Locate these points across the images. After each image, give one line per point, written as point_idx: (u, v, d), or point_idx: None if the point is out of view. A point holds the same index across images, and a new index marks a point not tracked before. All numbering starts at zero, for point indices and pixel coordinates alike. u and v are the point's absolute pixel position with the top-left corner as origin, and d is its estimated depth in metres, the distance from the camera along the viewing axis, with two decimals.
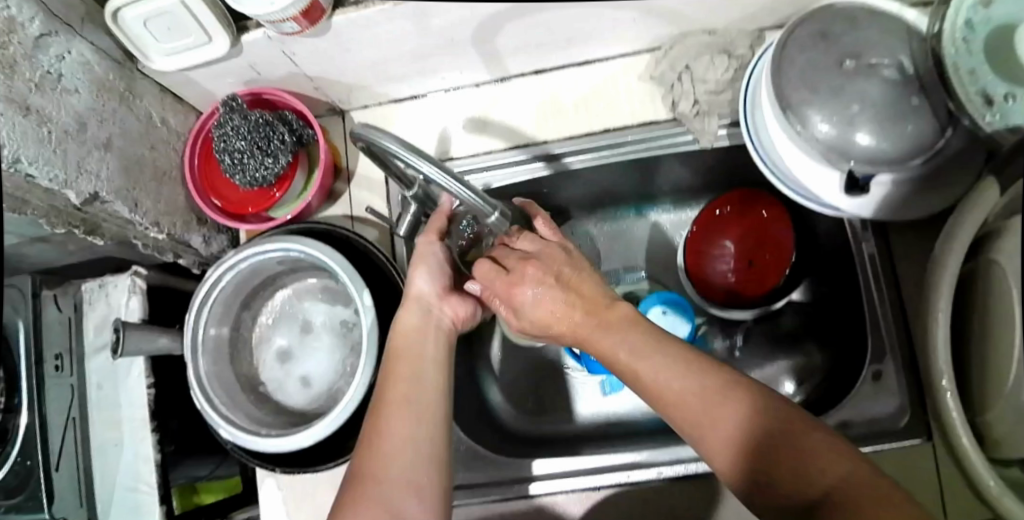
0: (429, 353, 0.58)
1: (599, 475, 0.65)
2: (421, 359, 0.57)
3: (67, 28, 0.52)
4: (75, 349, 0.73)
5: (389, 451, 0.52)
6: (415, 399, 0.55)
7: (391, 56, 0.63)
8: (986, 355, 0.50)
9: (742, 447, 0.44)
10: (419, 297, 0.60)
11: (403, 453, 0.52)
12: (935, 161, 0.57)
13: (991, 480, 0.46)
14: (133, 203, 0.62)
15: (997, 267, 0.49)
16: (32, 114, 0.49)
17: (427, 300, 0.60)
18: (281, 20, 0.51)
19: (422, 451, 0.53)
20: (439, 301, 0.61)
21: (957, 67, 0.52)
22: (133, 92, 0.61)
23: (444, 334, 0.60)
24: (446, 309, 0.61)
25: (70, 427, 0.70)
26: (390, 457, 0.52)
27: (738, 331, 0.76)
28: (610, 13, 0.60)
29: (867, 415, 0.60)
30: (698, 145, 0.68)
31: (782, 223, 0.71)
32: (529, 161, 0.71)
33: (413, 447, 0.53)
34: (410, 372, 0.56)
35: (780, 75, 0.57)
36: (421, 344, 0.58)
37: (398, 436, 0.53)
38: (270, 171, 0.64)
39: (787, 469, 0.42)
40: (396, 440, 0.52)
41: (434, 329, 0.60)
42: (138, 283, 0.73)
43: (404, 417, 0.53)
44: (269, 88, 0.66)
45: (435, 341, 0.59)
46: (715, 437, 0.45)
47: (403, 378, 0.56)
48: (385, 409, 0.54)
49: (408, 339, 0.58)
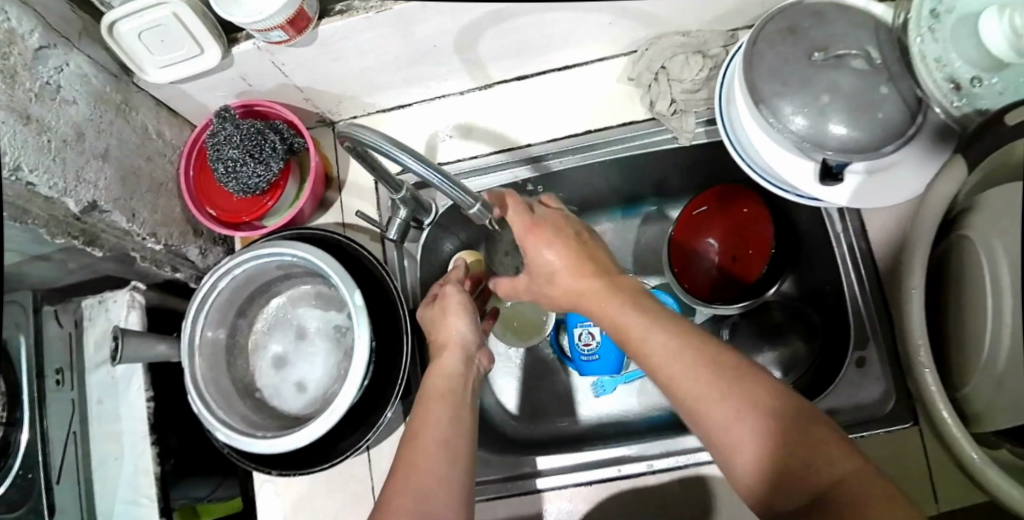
0: (455, 372, 0.58)
1: (591, 470, 0.68)
2: (451, 375, 0.58)
3: (65, 42, 0.55)
4: (75, 364, 0.73)
5: (429, 441, 0.52)
6: (453, 401, 0.56)
7: (377, 65, 0.65)
8: (962, 335, 0.50)
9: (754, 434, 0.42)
10: (461, 342, 0.60)
11: (437, 451, 0.51)
12: (909, 146, 0.59)
13: (975, 453, 0.45)
14: (131, 212, 0.64)
15: (968, 242, 0.49)
16: (33, 123, 0.51)
17: (468, 346, 0.61)
18: (269, 29, 0.54)
19: (458, 452, 0.52)
20: (476, 348, 0.62)
21: (924, 55, 0.54)
22: (129, 105, 0.64)
23: (477, 383, 0.60)
24: (482, 357, 0.62)
25: (70, 440, 0.71)
26: (427, 446, 0.51)
27: (725, 326, 0.78)
28: (585, 17, 0.62)
29: (852, 401, 0.63)
30: (680, 143, 0.71)
31: (760, 217, 0.73)
32: (517, 165, 0.74)
33: (449, 444, 0.52)
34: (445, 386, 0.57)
35: (751, 70, 0.59)
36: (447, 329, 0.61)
37: (440, 429, 0.53)
38: (262, 179, 0.65)
39: (800, 459, 0.41)
40: (437, 432, 0.52)
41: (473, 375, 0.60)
42: (137, 298, 0.74)
43: (439, 413, 0.54)
44: (262, 100, 0.68)
45: (463, 367, 0.59)
46: (726, 415, 0.43)
47: (447, 379, 0.58)
48: (427, 406, 0.55)
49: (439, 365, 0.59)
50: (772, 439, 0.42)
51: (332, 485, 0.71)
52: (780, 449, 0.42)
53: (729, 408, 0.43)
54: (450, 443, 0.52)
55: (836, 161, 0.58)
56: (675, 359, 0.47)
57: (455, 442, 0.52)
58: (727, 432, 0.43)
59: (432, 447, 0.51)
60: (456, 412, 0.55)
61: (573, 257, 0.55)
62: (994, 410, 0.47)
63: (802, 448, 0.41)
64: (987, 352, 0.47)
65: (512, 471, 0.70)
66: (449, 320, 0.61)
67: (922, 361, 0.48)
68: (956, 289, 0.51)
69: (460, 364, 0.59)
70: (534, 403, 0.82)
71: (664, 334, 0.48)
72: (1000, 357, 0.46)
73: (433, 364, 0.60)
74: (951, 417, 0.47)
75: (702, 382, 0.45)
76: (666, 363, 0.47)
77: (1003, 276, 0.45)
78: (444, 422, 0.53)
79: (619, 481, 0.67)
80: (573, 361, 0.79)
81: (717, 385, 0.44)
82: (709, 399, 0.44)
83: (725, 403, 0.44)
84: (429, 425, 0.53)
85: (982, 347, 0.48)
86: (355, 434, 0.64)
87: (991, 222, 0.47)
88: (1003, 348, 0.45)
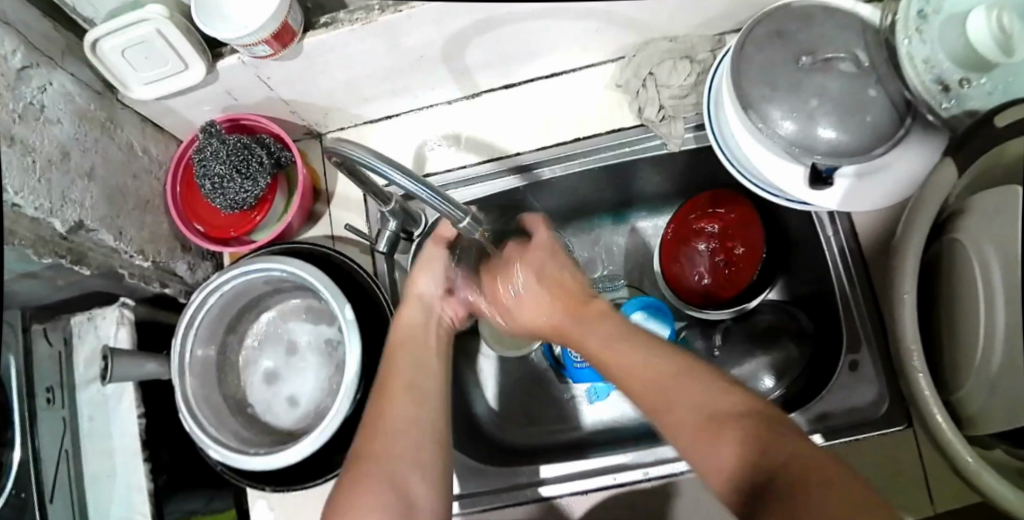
0: (427, 344, 0.63)
1: (588, 479, 0.67)
2: (423, 350, 0.62)
3: (48, 61, 0.55)
4: (65, 381, 0.72)
5: (398, 462, 0.53)
6: (420, 392, 0.58)
7: (362, 77, 0.65)
8: (956, 340, 0.50)
9: (726, 435, 0.44)
10: (422, 297, 0.65)
11: (404, 435, 0.55)
12: (899, 148, 0.58)
13: (970, 457, 0.44)
14: (118, 230, 0.63)
15: (959, 246, 0.49)
16: (17, 144, 0.50)
17: (429, 299, 0.66)
18: (253, 44, 0.53)
19: (436, 443, 0.56)
20: (441, 301, 0.67)
21: (912, 56, 0.53)
22: (114, 122, 0.64)
23: (444, 331, 0.66)
24: (446, 309, 0.67)
25: (62, 459, 0.69)
26: (395, 465, 0.53)
27: (717, 331, 0.78)
28: (572, 25, 0.62)
29: (846, 405, 0.63)
30: (667, 149, 0.70)
31: (749, 220, 0.74)
32: (505, 174, 0.73)
33: (416, 427, 0.56)
34: (410, 363, 0.60)
35: (739, 76, 0.58)
36: (419, 349, 0.62)
37: (409, 447, 0.55)
38: (250, 195, 0.65)
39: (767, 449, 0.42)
40: (400, 421, 0.56)
41: (436, 325, 0.65)
42: (127, 314, 0.74)
43: (405, 400, 0.57)
44: (247, 113, 0.68)
45: (435, 334, 0.65)
46: (684, 416, 0.46)
47: (418, 352, 0.62)
48: (389, 394, 0.57)
49: (409, 331, 0.63)
50: (737, 436, 0.43)
51: (326, 500, 0.70)
52: (752, 443, 0.43)
53: (687, 408, 0.47)
54: (428, 424, 0.57)
55: (825, 166, 0.58)
56: (636, 366, 0.51)
57: (426, 462, 0.55)
58: (699, 433, 0.45)
59: (400, 433, 0.55)
60: (429, 433, 0.57)
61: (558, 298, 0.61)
62: (988, 412, 0.47)
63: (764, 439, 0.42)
64: (982, 357, 0.46)
65: (505, 483, 0.69)
66: (418, 274, 0.66)
67: (915, 365, 0.47)
68: (948, 294, 0.51)
69: (421, 314, 0.65)
70: (529, 410, 0.82)
71: (626, 349, 0.52)
72: (993, 363, 0.45)
73: (397, 317, 0.65)
74: (946, 422, 0.45)
75: (663, 389, 0.48)
76: (631, 369, 0.51)
77: (996, 285, 0.45)
78: (410, 440, 0.55)
79: (614, 489, 0.66)
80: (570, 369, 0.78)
81: (677, 384, 0.48)
82: (665, 403, 0.48)
83: (681, 403, 0.47)
84: (394, 446, 0.54)
85: (976, 351, 0.47)
86: (350, 449, 0.63)
87: (982, 226, 0.47)
88: (996, 352, 0.45)
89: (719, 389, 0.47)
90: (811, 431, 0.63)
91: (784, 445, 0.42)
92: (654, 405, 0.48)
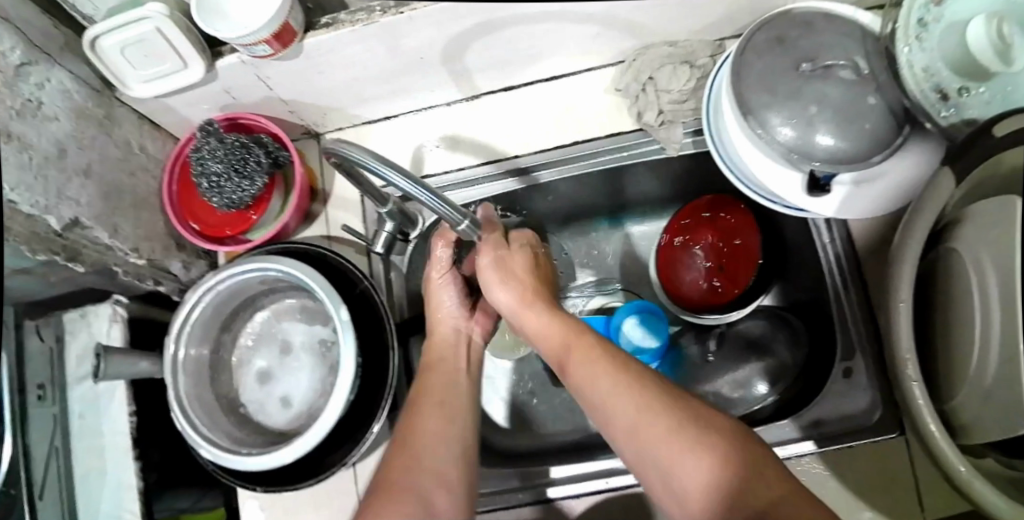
0: (460, 366, 0.63)
1: (579, 482, 0.67)
2: (455, 371, 0.62)
3: (47, 58, 0.55)
4: (56, 379, 0.72)
5: (423, 472, 0.53)
6: (452, 409, 0.59)
7: (361, 78, 0.65)
8: (951, 349, 0.50)
9: (699, 463, 0.43)
10: (450, 316, 0.65)
11: (432, 447, 0.55)
12: (897, 156, 0.58)
13: (962, 465, 0.43)
14: (113, 227, 0.63)
15: (956, 256, 0.49)
16: (13, 140, 0.50)
17: (457, 319, 0.65)
18: (253, 44, 0.53)
19: (467, 459, 0.57)
20: (467, 321, 0.66)
21: (912, 65, 0.53)
22: (111, 119, 0.63)
23: (474, 352, 0.66)
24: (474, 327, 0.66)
25: (53, 455, 0.69)
26: (421, 475, 0.53)
27: (711, 336, 0.77)
28: (572, 29, 0.62)
29: (838, 413, 0.63)
30: (666, 153, 0.71)
31: (748, 226, 0.73)
32: (502, 177, 0.73)
33: (446, 441, 0.56)
34: (444, 381, 0.61)
35: (739, 81, 0.58)
36: (450, 368, 0.62)
37: (437, 461, 0.54)
38: (247, 193, 0.65)
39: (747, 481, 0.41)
40: (430, 433, 0.56)
41: (466, 345, 0.65)
42: (119, 311, 0.73)
43: (437, 414, 0.58)
44: (245, 113, 0.68)
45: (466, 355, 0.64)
46: (654, 439, 0.45)
47: (452, 373, 0.62)
48: (422, 408, 0.58)
49: (441, 351, 0.64)
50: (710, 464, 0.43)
51: (317, 501, 0.70)
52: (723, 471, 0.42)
53: (658, 429, 0.45)
54: (461, 439, 0.57)
55: (824, 173, 0.58)
56: (602, 382, 0.48)
57: (453, 475, 0.54)
58: (670, 457, 0.44)
59: (429, 446, 0.55)
60: (457, 447, 0.57)
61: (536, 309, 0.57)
62: (981, 423, 0.47)
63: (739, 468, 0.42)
64: (976, 367, 0.46)
65: (501, 486, 0.69)
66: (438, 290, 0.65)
67: (908, 374, 0.47)
68: (944, 303, 0.51)
69: (453, 332, 0.65)
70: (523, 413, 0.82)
71: (595, 364, 0.50)
72: (987, 374, 0.45)
73: (429, 336, 0.66)
74: (939, 432, 0.45)
75: (630, 407, 0.46)
76: (597, 388, 0.49)
77: (993, 295, 0.44)
78: (436, 454, 0.55)
79: (606, 494, 0.66)
80: None
81: (648, 402, 0.46)
82: (634, 423, 0.46)
83: (651, 424, 0.45)
84: (420, 458, 0.54)
85: (971, 361, 0.47)
86: (342, 450, 0.62)
87: (979, 236, 0.47)
88: (990, 364, 0.44)
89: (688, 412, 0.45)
90: (803, 437, 0.63)
91: (773, 481, 0.41)
92: (622, 425, 0.47)
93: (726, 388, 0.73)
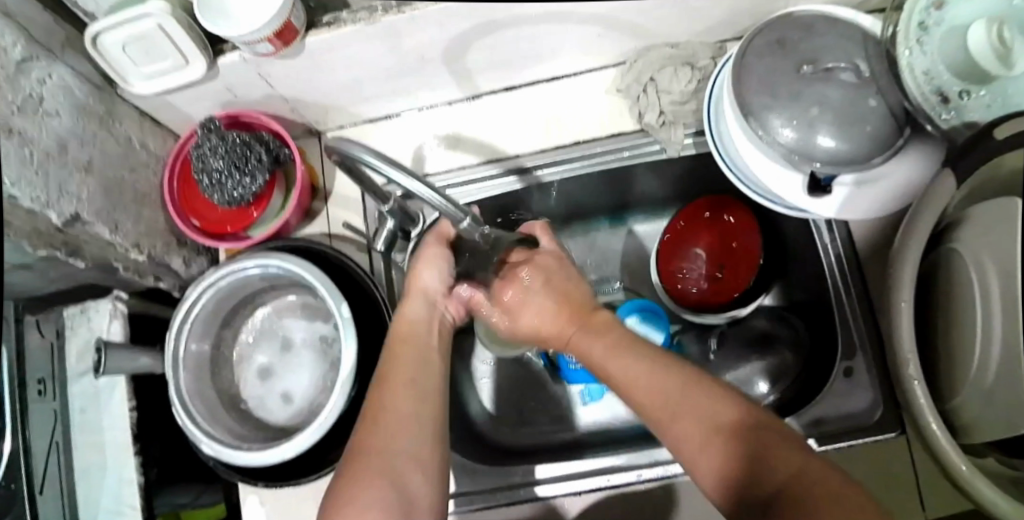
0: (431, 342, 0.62)
1: (581, 480, 0.67)
2: (426, 348, 0.61)
3: (48, 53, 0.54)
4: (58, 375, 0.71)
5: (398, 457, 0.52)
6: (422, 387, 0.57)
7: (363, 76, 0.65)
8: (951, 349, 0.50)
9: (720, 447, 0.43)
10: (426, 291, 0.64)
11: (403, 430, 0.54)
12: (897, 159, 0.58)
13: (963, 464, 0.44)
14: (114, 224, 0.63)
15: (957, 257, 0.50)
16: (16, 136, 0.50)
17: (432, 294, 0.64)
18: (255, 42, 0.53)
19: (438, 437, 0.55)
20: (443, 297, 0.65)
21: (912, 68, 0.53)
22: (112, 115, 0.63)
23: (444, 331, 0.65)
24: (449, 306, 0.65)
25: (53, 451, 0.68)
26: (394, 460, 0.52)
27: (713, 335, 0.77)
28: (575, 29, 0.62)
29: (841, 411, 0.63)
30: (667, 154, 0.71)
31: (747, 227, 0.74)
32: (504, 175, 0.73)
33: (418, 420, 0.55)
34: (414, 359, 0.59)
35: (740, 83, 0.59)
36: (421, 346, 0.61)
37: (410, 445, 0.53)
38: (247, 190, 0.65)
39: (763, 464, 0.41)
40: (400, 415, 0.54)
41: (438, 322, 0.64)
42: (119, 307, 0.74)
43: (405, 394, 0.56)
44: (247, 110, 0.68)
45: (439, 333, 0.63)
46: (681, 425, 0.46)
47: (421, 349, 0.60)
48: (389, 388, 0.56)
49: (413, 327, 0.62)
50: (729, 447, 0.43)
51: (317, 498, 0.70)
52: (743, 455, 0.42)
53: (683, 415, 0.46)
54: (431, 417, 0.56)
55: (825, 174, 0.58)
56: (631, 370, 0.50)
57: (425, 456, 0.53)
58: (693, 440, 0.45)
59: (400, 428, 0.54)
60: (430, 430, 0.55)
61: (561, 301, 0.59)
62: (983, 424, 0.47)
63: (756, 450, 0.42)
64: (977, 367, 0.47)
65: (501, 482, 0.69)
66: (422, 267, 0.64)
67: (910, 373, 0.47)
68: (944, 304, 0.51)
69: (425, 310, 0.64)
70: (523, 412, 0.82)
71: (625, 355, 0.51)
72: (988, 375, 0.45)
73: (399, 311, 0.64)
74: (941, 431, 0.45)
75: (659, 393, 0.48)
76: (628, 376, 0.50)
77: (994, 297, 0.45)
78: (410, 436, 0.53)
79: (607, 491, 0.66)
80: (565, 369, 0.78)
81: (673, 387, 0.47)
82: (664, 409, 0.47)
83: (678, 410, 0.46)
84: (393, 442, 0.53)
85: (971, 363, 0.47)
86: (343, 447, 0.62)
87: (981, 238, 0.47)
88: (992, 364, 0.45)
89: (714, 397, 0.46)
90: (805, 435, 0.63)
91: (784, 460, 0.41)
92: (653, 410, 0.48)
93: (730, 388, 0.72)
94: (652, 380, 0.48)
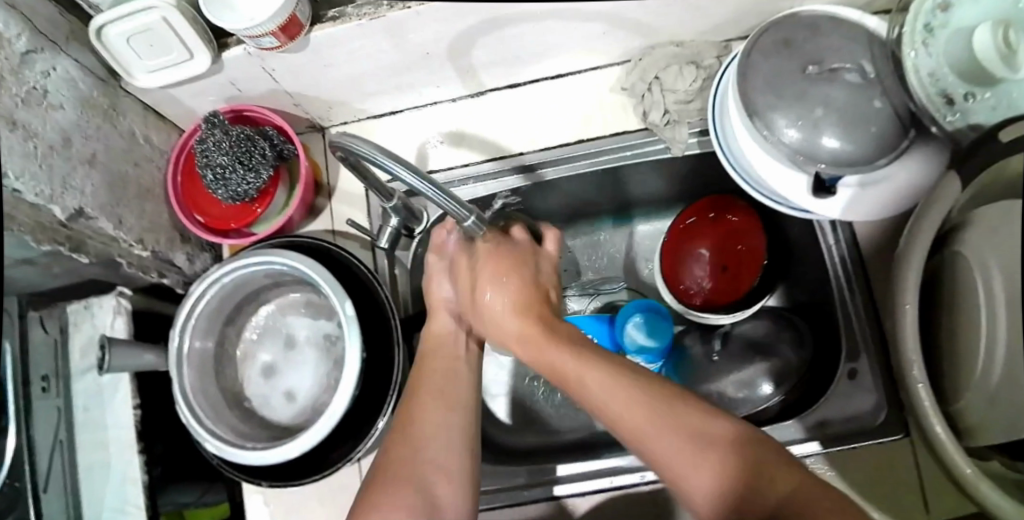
0: (460, 352, 0.63)
1: (585, 480, 0.68)
2: (455, 359, 0.62)
3: (54, 46, 0.54)
4: (60, 371, 0.72)
5: (427, 468, 0.54)
6: (449, 398, 0.58)
7: (368, 72, 0.65)
8: (956, 351, 0.50)
9: (708, 471, 0.43)
10: (446, 304, 0.64)
11: (430, 440, 0.55)
12: (902, 160, 0.58)
13: (968, 467, 0.45)
14: (118, 219, 0.63)
15: (961, 258, 0.50)
16: (19, 129, 0.50)
17: (454, 307, 0.65)
18: (260, 35, 0.53)
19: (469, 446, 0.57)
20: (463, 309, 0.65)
21: (917, 69, 0.53)
22: (117, 110, 0.63)
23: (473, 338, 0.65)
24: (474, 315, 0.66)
25: (56, 450, 0.69)
26: (423, 473, 0.54)
27: (715, 336, 0.77)
28: (580, 27, 0.62)
29: (843, 413, 0.63)
30: (670, 153, 0.71)
31: (750, 227, 0.74)
32: (507, 173, 0.73)
33: (449, 431, 0.56)
34: (443, 369, 0.61)
35: (746, 82, 0.59)
36: (447, 357, 0.62)
37: (435, 453, 0.55)
38: (252, 186, 0.65)
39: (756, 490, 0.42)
40: (428, 426, 0.56)
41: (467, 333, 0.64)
42: (122, 304, 0.73)
43: (433, 406, 0.57)
44: (252, 105, 0.68)
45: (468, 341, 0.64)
46: (661, 448, 0.45)
47: (451, 359, 0.62)
48: (418, 399, 0.58)
49: (440, 340, 0.63)
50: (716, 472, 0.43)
51: (321, 496, 0.70)
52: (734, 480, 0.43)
53: (663, 438, 0.45)
54: (461, 428, 0.57)
55: (830, 175, 0.58)
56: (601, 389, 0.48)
57: (453, 467, 0.55)
58: (676, 462, 0.44)
59: (429, 440, 0.55)
60: (459, 440, 0.57)
61: (521, 304, 0.57)
62: (987, 425, 0.47)
63: (745, 474, 0.42)
64: (982, 367, 0.47)
65: (504, 483, 0.70)
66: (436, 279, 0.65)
67: (915, 375, 0.48)
68: (949, 305, 0.51)
69: (451, 323, 0.64)
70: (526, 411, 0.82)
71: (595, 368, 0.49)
72: (992, 376, 0.46)
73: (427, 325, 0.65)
74: (945, 433, 0.46)
75: (634, 412, 0.47)
76: (597, 395, 0.48)
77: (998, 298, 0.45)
78: (436, 448, 0.55)
79: (610, 492, 0.66)
80: None
81: (648, 406, 0.46)
82: (640, 429, 0.46)
83: (657, 433, 0.45)
84: (423, 455, 0.55)
85: (976, 363, 0.47)
86: (347, 445, 0.62)
87: (984, 239, 0.47)
88: (996, 366, 0.45)
89: (693, 417, 0.45)
90: (808, 438, 0.63)
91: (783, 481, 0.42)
92: (628, 430, 0.47)
93: (732, 388, 0.72)
94: (626, 398, 0.47)
